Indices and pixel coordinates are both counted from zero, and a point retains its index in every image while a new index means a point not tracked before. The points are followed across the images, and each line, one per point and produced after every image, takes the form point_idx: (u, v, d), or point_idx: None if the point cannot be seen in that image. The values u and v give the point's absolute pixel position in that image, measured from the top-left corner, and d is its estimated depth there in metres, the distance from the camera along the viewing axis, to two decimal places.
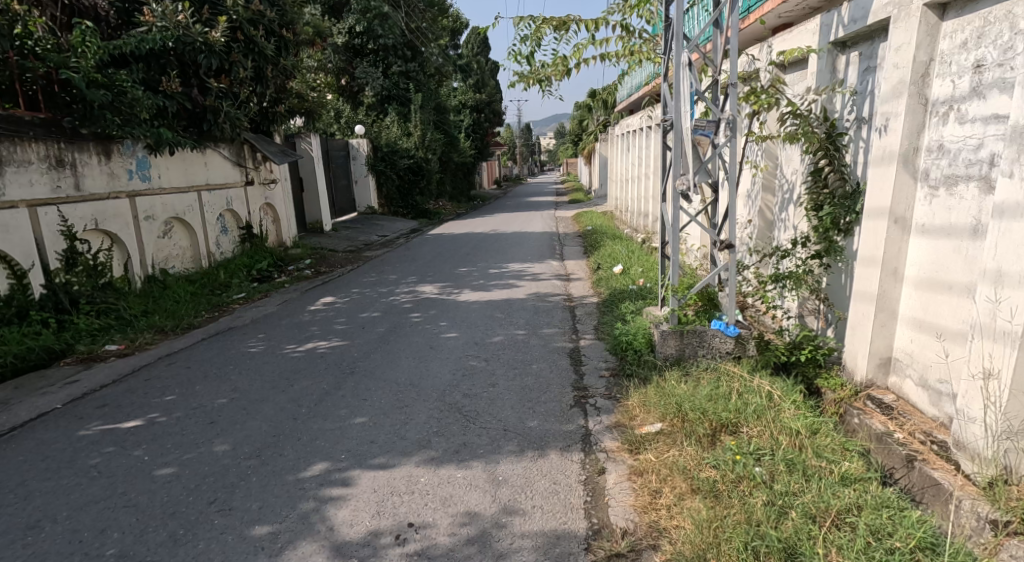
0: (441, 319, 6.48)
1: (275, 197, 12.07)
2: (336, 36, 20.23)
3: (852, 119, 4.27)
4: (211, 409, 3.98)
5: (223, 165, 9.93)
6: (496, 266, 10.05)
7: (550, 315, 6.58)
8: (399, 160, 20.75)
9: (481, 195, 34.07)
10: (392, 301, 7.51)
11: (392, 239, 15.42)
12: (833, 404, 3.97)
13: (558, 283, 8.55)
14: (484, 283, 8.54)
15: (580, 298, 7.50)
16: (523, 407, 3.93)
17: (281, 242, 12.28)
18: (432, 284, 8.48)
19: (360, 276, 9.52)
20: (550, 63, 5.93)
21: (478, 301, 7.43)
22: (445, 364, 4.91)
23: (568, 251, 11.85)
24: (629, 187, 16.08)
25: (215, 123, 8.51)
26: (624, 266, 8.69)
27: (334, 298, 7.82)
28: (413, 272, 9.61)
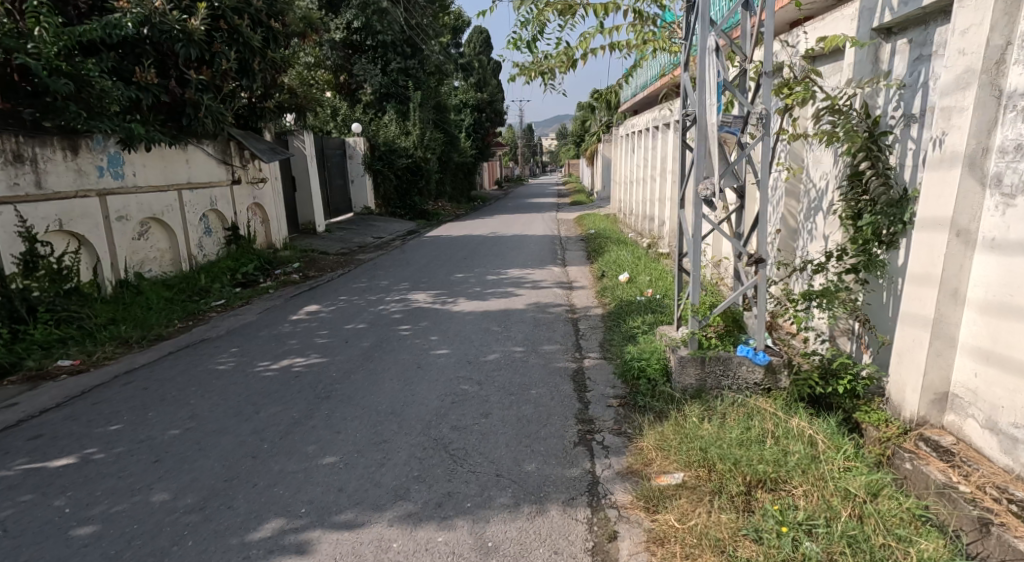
0: (433, 332, 5.95)
1: (264, 197, 11.55)
2: (334, 31, 19.69)
3: (899, 116, 3.79)
4: (159, 444, 3.45)
5: (208, 163, 9.41)
6: (494, 272, 9.54)
7: (551, 329, 6.05)
8: (397, 160, 20.26)
9: (481, 196, 33.55)
10: (381, 311, 6.97)
11: (387, 241, 14.90)
12: (878, 444, 3.44)
13: (559, 292, 8.03)
14: (481, 291, 8.01)
15: (584, 308, 6.97)
16: (520, 445, 3.41)
17: (270, 243, 11.75)
18: (426, 292, 7.95)
19: (349, 281, 8.99)
20: (553, 54, 5.41)
21: (473, 311, 6.90)
22: (434, 387, 4.38)
23: (570, 256, 11.34)
24: (633, 190, 15.55)
25: (195, 118, 7.95)
26: (630, 274, 8.17)
27: (318, 306, 7.27)
28: (406, 278, 9.09)
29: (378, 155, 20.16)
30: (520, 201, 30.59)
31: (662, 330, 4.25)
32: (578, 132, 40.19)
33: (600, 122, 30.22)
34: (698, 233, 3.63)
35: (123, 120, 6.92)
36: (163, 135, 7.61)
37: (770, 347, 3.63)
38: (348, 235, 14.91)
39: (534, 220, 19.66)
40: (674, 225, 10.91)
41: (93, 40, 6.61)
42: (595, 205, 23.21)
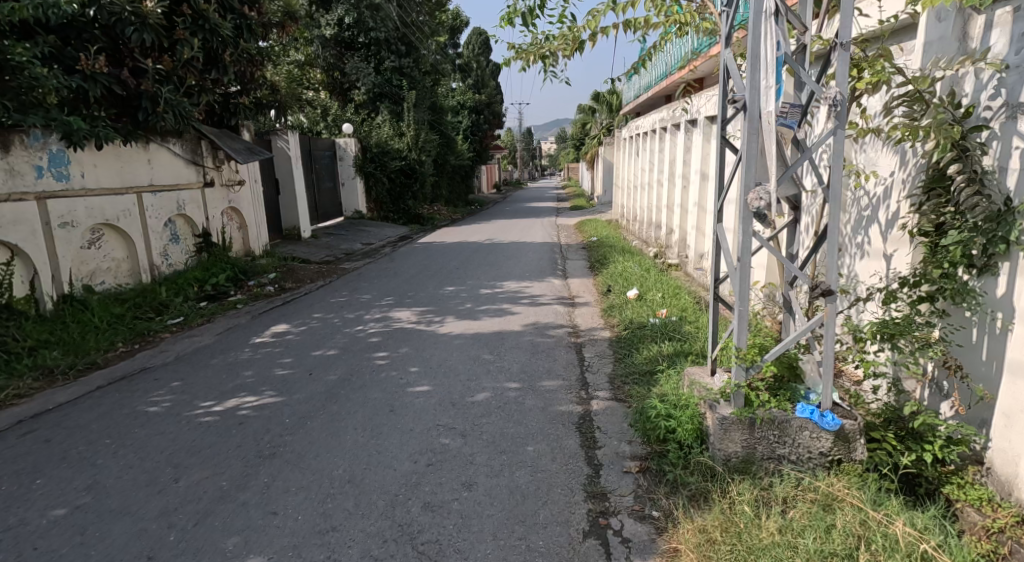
0: (414, 362, 5.09)
1: (242, 200, 10.70)
2: (325, 28, 18.90)
3: (998, 106, 2.94)
4: (31, 534, 2.63)
5: (174, 163, 8.58)
6: (489, 284, 8.72)
7: (551, 358, 5.23)
8: (389, 162, 19.45)
9: (479, 200, 32.78)
10: (357, 333, 6.11)
11: (376, 249, 14.04)
12: (982, 533, 2.66)
13: (560, 310, 7.19)
14: (472, 308, 7.15)
15: (588, 331, 6.14)
16: (509, 538, 2.60)
17: (248, 250, 10.90)
18: (411, 309, 7.09)
19: (328, 296, 8.14)
20: (556, 33, 4.63)
21: (463, 333, 6.06)
22: (407, 441, 3.53)
23: (572, 266, 10.53)
24: (637, 196, 14.78)
25: (153, 112, 7.05)
26: (639, 290, 7.38)
27: (287, 326, 6.41)
28: (390, 292, 8.25)
29: (371, 157, 19.31)
30: (517, 206, 29.83)
31: (691, 373, 3.42)
32: (578, 136, 39.47)
33: (599, 126, 29.62)
34: (746, 256, 2.79)
35: (63, 113, 6.10)
36: (117, 131, 6.80)
37: (839, 404, 2.80)
38: (336, 241, 14.06)
39: (533, 225, 18.87)
40: (684, 234, 10.13)
41: (27, 22, 5.89)
42: (595, 210, 22.45)
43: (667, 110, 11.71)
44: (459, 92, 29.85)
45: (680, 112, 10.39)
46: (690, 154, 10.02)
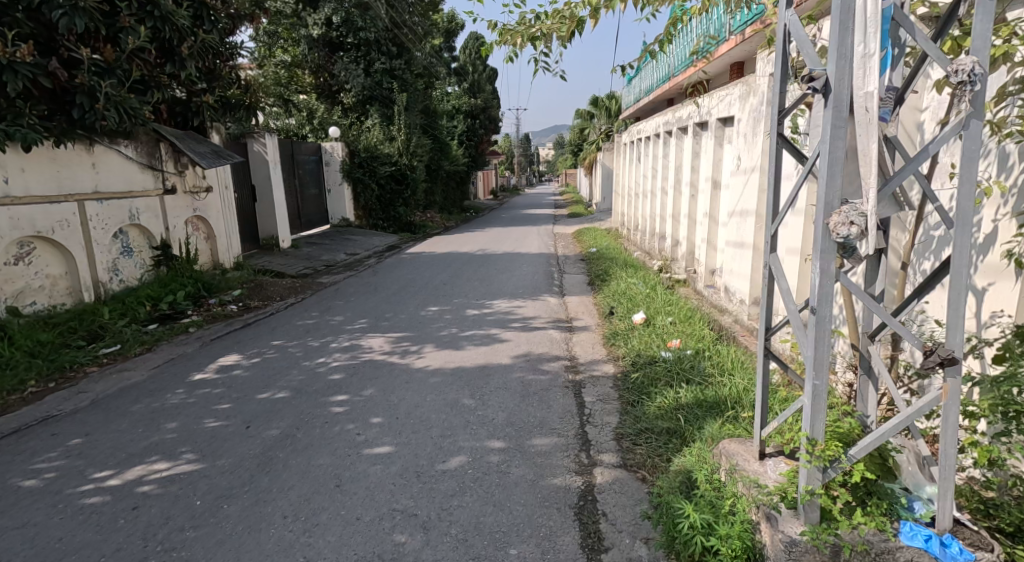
0: (376, 410, 4.21)
1: (210, 208, 9.83)
2: (312, 27, 18.11)
3: None
4: None
5: (125, 167, 7.71)
6: (477, 304, 7.85)
7: (544, 404, 4.36)
8: (379, 167, 18.54)
9: (474, 206, 31.97)
10: (316, 367, 5.23)
11: (360, 260, 13.14)
12: None
13: (556, 336, 6.32)
14: (454, 335, 6.27)
15: (588, 366, 5.27)
16: None
17: (216, 263, 10.02)
18: (385, 336, 6.20)
19: (295, 317, 7.24)
20: (549, 11, 3.81)
21: (440, 368, 5.19)
22: (347, 539, 2.71)
23: (569, 282, 9.66)
24: (638, 204, 13.96)
25: (90, 109, 6.17)
26: (647, 313, 6.53)
27: (238, 358, 5.53)
28: (366, 313, 7.36)
29: (359, 162, 18.39)
30: (515, 212, 28.99)
31: (732, 451, 2.79)
32: (576, 141, 38.67)
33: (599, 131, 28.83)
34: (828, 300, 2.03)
35: None
36: (48, 132, 5.94)
37: (959, 523, 2.21)
38: (318, 252, 13.17)
39: (529, 234, 18.02)
40: (693, 246, 9.30)
41: None
42: (594, 218, 21.62)
43: (671, 114, 10.90)
44: (453, 96, 29.13)
45: (687, 114, 9.57)
46: (698, 160, 9.18)
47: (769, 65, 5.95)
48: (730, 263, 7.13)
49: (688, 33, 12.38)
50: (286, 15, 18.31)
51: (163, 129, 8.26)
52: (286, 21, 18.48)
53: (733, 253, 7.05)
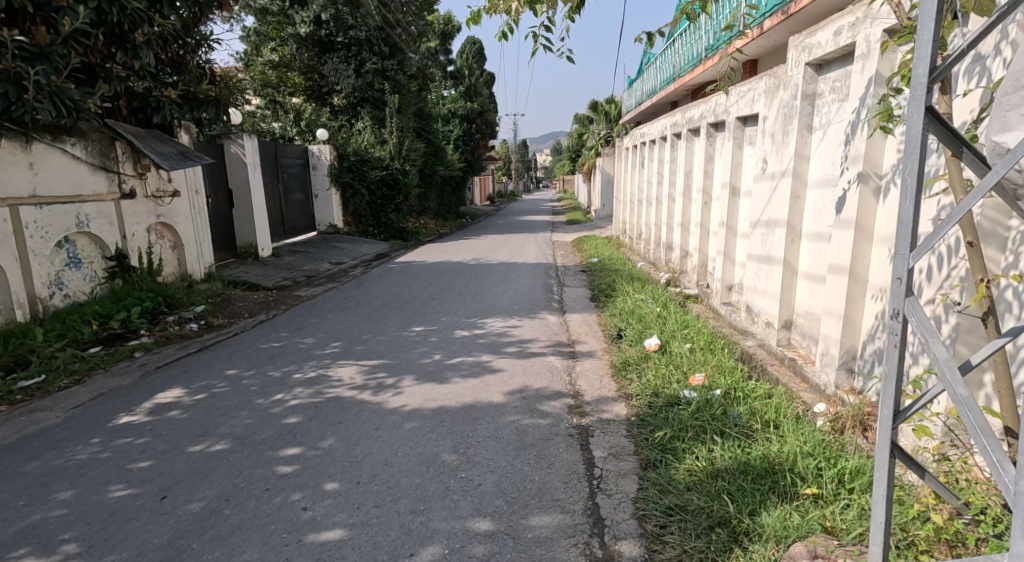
0: (332, 472, 3.35)
1: (176, 214, 8.99)
2: (300, 25, 17.33)
3: None
4: None
5: (71, 168, 6.90)
6: (468, 323, 7.01)
7: (543, 462, 3.53)
8: (369, 171, 17.75)
9: (470, 212, 31.15)
10: (271, 405, 4.35)
11: (345, 270, 12.26)
12: None
13: (557, 366, 5.48)
14: (439, 364, 5.40)
15: (595, 406, 4.45)
16: None
17: (184, 274, 9.19)
18: (358, 364, 5.35)
19: (260, 340, 6.35)
20: None
21: (419, 409, 4.33)
22: None
23: (570, 296, 8.81)
24: (642, 211, 13.16)
25: (18, 98, 5.37)
26: (660, 337, 5.70)
27: (180, 393, 4.62)
28: (340, 334, 6.49)
29: (348, 165, 17.61)
30: (511, 219, 28.18)
31: None
32: (574, 147, 37.91)
33: (597, 136, 28.09)
34: None
35: None
36: None
37: None
38: (300, 262, 12.31)
39: (525, 241, 17.20)
40: (705, 258, 8.50)
41: None
42: (593, 226, 20.81)
43: (679, 114, 10.09)
44: (449, 100, 28.42)
45: (699, 115, 8.78)
46: (712, 164, 8.39)
47: (805, 54, 5.12)
48: (752, 278, 6.35)
49: (695, 29, 11.62)
50: (273, 13, 17.56)
51: (120, 127, 7.48)
52: (273, 19, 17.72)
53: (756, 268, 6.27)
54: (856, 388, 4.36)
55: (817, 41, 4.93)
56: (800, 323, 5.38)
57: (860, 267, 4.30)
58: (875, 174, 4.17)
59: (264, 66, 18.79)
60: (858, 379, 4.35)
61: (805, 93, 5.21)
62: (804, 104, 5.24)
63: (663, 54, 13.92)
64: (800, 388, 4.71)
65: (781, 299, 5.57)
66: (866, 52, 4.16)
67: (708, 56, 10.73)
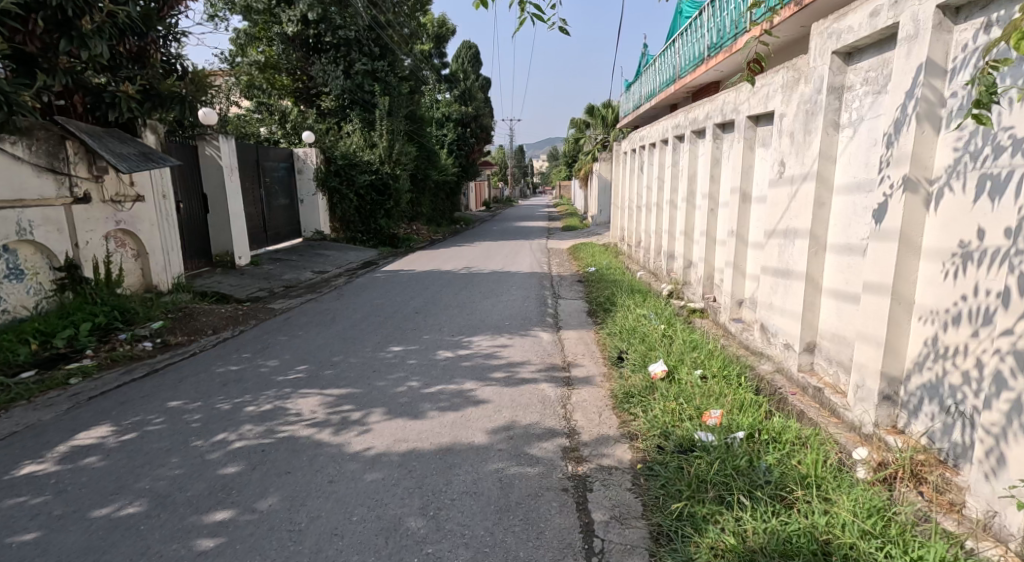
0: (264, 550, 2.75)
1: (140, 220, 8.33)
2: (286, 24, 16.71)
3: None
4: None
5: (10, 169, 6.32)
6: (452, 343, 6.33)
7: (528, 533, 2.90)
8: (357, 176, 17.08)
9: (465, 218, 30.52)
10: (209, 449, 3.66)
11: (327, 280, 11.59)
12: None
13: (550, 396, 4.81)
14: (414, 395, 4.72)
15: (594, 449, 3.78)
16: None
17: (149, 286, 8.52)
18: (321, 395, 4.67)
19: (216, 363, 5.66)
20: None
21: (384, 454, 3.66)
22: None
23: (566, 310, 8.15)
24: (641, 217, 12.52)
25: None
26: (667, 362, 5.04)
27: (106, 432, 3.94)
28: (308, 356, 5.81)
29: (336, 169, 16.91)
30: (507, 224, 27.54)
31: None
32: (571, 152, 37.34)
33: (593, 141, 27.49)
34: None
35: None
36: None
37: None
38: (279, 271, 11.61)
39: (520, 249, 16.55)
40: (712, 270, 7.86)
41: None
42: (590, 233, 20.13)
43: (682, 115, 9.45)
44: (443, 104, 27.83)
45: (704, 115, 8.13)
46: (719, 168, 7.75)
47: (833, 41, 4.48)
48: (767, 294, 5.70)
49: (698, 26, 10.98)
50: (258, 11, 16.89)
51: (70, 126, 6.88)
52: (259, 17, 17.05)
53: (772, 282, 5.62)
54: (900, 427, 3.71)
55: (847, 26, 4.29)
56: (826, 346, 4.73)
57: (904, 286, 3.62)
58: (926, 179, 3.52)
59: (250, 66, 18.12)
60: (903, 416, 3.69)
61: (831, 85, 4.57)
62: (830, 98, 4.59)
63: (664, 55, 13.30)
64: (830, 424, 4.09)
65: (804, 319, 4.91)
66: (914, 33, 3.52)
67: (712, 54, 10.11)
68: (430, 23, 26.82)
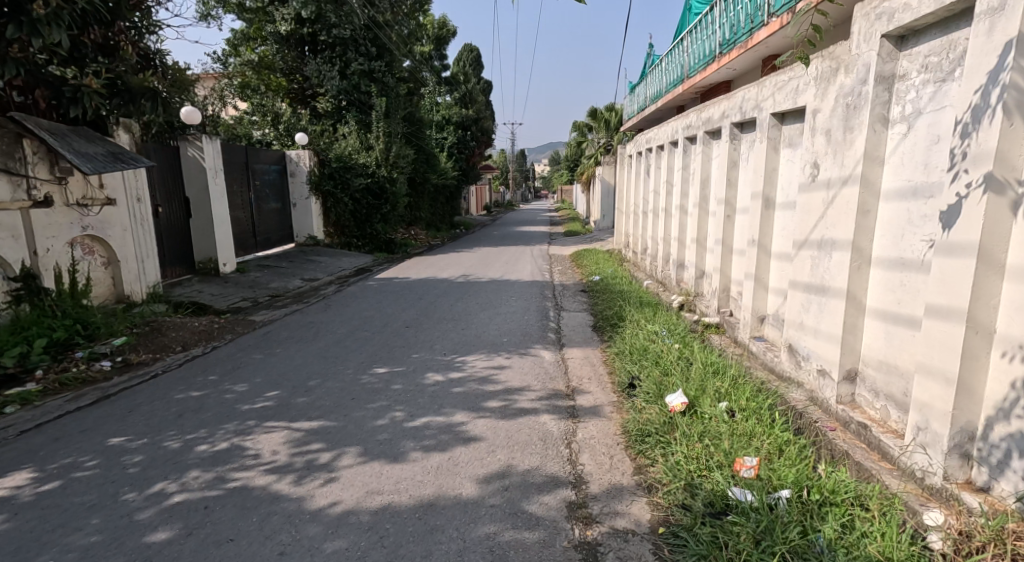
0: None
1: (111, 226, 7.71)
2: (280, 23, 16.16)
3: None
4: None
5: None
6: (443, 363, 5.69)
7: None
8: (353, 180, 16.51)
9: (465, 222, 29.94)
10: (141, 505, 3.05)
11: (316, 288, 10.97)
12: None
13: (553, 431, 4.19)
14: (396, 430, 4.08)
15: (609, 507, 3.18)
16: None
17: (120, 296, 7.89)
18: (288, 431, 4.03)
19: (177, 386, 5.03)
20: None
21: (353, 512, 3.05)
22: None
23: (569, 325, 7.52)
24: (647, 223, 11.91)
25: None
26: (687, 391, 4.42)
27: (25, 480, 3.33)
28: (280, 380, 5.18)
29: (330, 172, 16.36)
30: (507, 229, 26.93)
31: None
32: (573, 157, 36.76)
33: (595, 145, 26.93)
34: None
35: None
36: None
37: None
38: (266, 278, 10.99)
39: (520, 255, 15.93)
40: (727, 282, 7.23)
41: None
42: (592, 238, 19.50)
43: (694, 115, 8.83)
44: (443, 107, 27.32)
45: (720, 114, 7.52)
46: (735, 171, 7.13)
47: (883, 22, 3.89)
48: (795, 312, 5.06)
49: (707, 23, 10.39)
50: (251, 9, 16.28)
51: (28, 123, 6.29)
52: (252, 16, 16.51)
53: (802, 299, 5.00)
54: (977, 484, 3.11)
55: (903, 3, 3.71)
56: (871, 376, 4.10)
57: (982, 311, 3.03)
58: (1014, 181, 2.94)
59: (244, 66, 17.54)
60: (982, 471, 3.08)
61: (880, 74, 3.97)
62: (878, 89, 3.98)
63: (671, 54, 12.69)
64: (884, 472, 3.49)
65: (843, 343, 4.28)
66: (999, 5, 2.92)
67: (724, 52, 9.49)
68: (431, 25, 26.34)
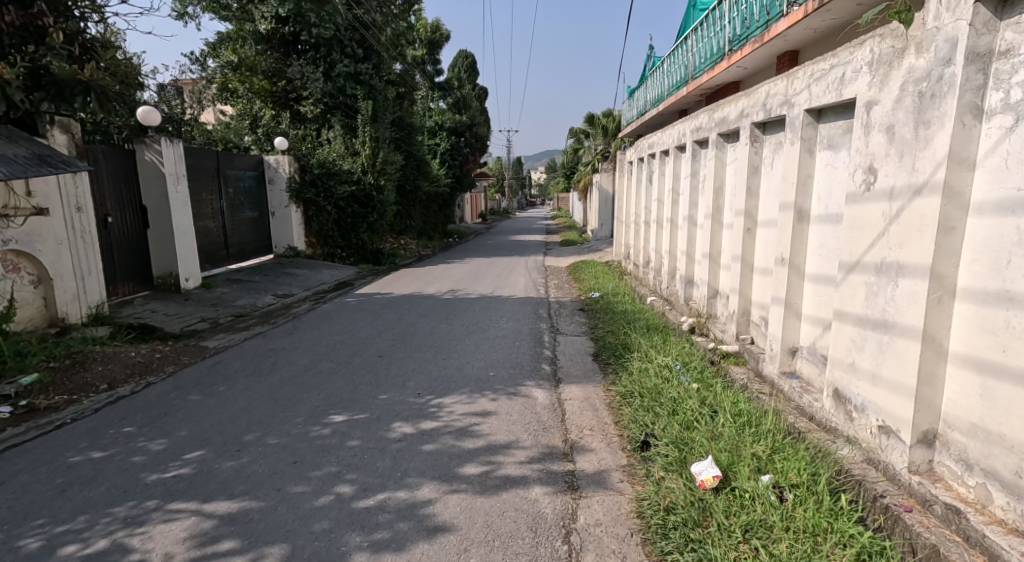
0: None
1: (42, 239, 6.73)
2: (259, 22, 15.29)
3: None
4: None
5: None
6: (415, 408, 4.70)
7: None
8: (336, 187, 15.40)
9: (460, 231, 28.94)
10: None
11: (288, 306, 9.99)
12: None
13: (547, 512, 3.24)
14: (340, 515, 3.14)
15: None
16: None
17: (53, 319, 6.88)
18: (195, 517, 3.08)
19: (78, 443, 4.06)
20: None
21: None
22: None
23: (566, 354, 6.52)
24: (651, 235, 10.96)
25: None
26: (718, 456, 3.43)
27: None
28: (209, 433, 4.19)
29: (312, 179, 15.31)
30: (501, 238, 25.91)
31: None
32: (571, 165, 35.86)
33: (594, 151, 25.99)
34: None
35: None
36: None
37: None
38: (233, 294, 9.99)
39: (515, 267, 14.97)
40: (748, 304, 6.27)
41: None
42: (590, 248, 18.50)
43: (705, 115, 7.88)
44: (436, 112, 26.41)
45: (737, 114, 6.59)
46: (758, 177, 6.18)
47: None
48: (844, 350, 4.08)
49: (715, 19, 9.49)
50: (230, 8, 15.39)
51: None
52: (229, 15, 15.60)
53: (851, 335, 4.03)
54: None
55: None
56: (961, 443, 3.17)
57: None
58: None
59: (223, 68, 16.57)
60: None
61: (972, 50, 3.07)
62: (970, 70, 3.08)
63: (676, 54, 11.76)
64: None
65: (920, 399, 3.31)
66: None
67: (734, 48, 8.56)
68: (423, 28, 25.53)
